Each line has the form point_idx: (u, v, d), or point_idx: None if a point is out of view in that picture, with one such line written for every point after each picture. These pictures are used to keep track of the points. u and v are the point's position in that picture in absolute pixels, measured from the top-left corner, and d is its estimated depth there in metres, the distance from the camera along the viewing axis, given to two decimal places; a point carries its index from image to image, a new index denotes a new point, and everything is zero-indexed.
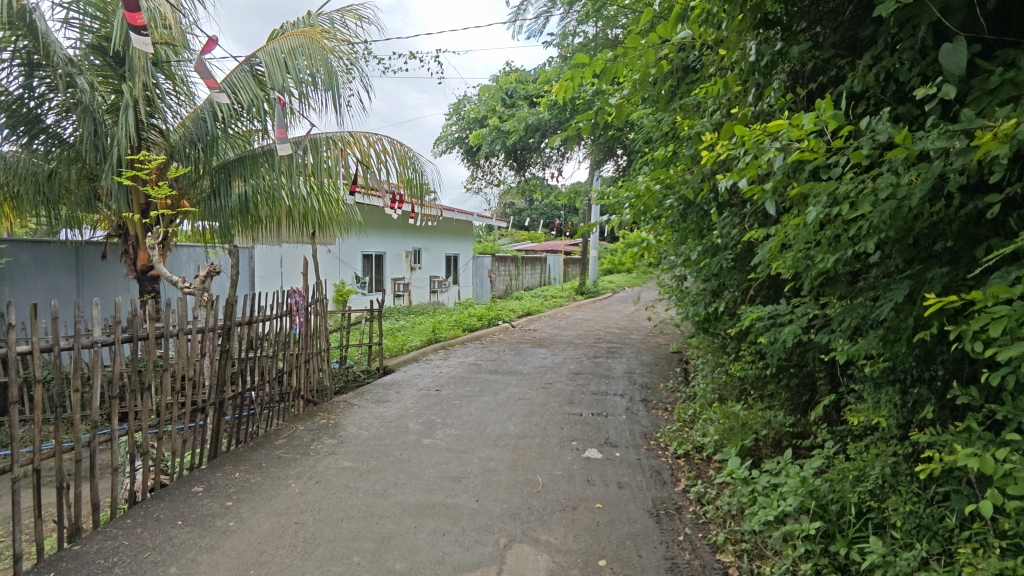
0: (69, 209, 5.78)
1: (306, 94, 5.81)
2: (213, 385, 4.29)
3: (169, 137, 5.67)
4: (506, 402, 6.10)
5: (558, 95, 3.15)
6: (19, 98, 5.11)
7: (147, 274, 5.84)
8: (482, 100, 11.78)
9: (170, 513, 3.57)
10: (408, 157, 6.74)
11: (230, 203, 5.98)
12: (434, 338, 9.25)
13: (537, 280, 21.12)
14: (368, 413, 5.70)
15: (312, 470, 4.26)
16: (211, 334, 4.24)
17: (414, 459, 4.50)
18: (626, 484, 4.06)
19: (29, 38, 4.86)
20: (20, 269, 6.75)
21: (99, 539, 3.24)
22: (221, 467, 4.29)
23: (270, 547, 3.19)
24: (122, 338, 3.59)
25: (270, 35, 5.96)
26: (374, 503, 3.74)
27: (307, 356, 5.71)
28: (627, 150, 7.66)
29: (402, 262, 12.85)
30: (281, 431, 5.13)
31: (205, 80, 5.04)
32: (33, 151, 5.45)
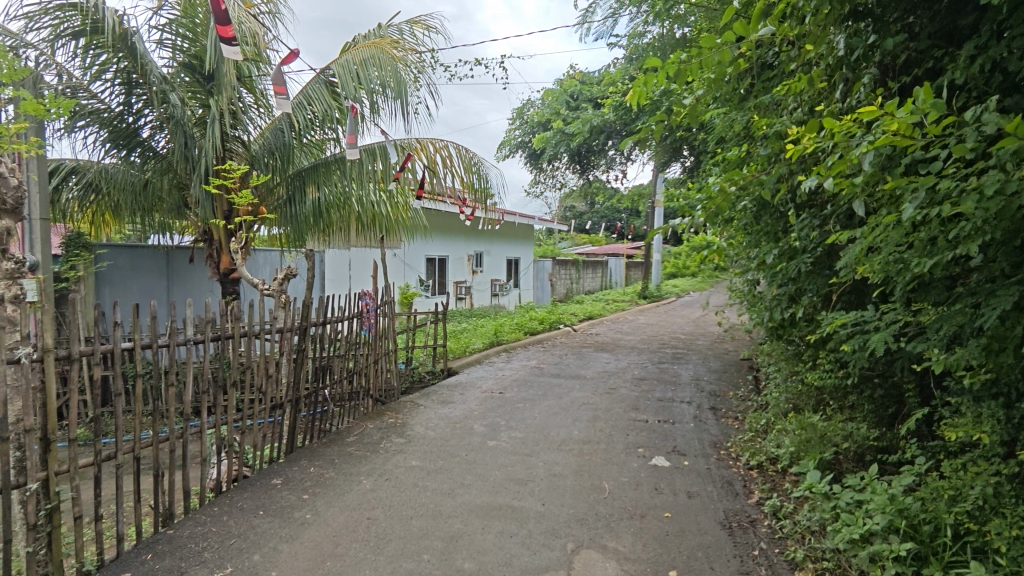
0: (161, 215, 6.24)
1: (377, 104, 6.01)
2: (290, 384, 4.49)
3: (251, 147, 5.99)
4: (570, 406, 6.07)
5: (632, 100, 3.09)
6: (120, 114, 5.50)
7: (228, 277, 6.16)
8: (546, 103, 11.81)
9: (252, 503, 3.76)
10: (473, 162, 6.87)
11: (305, 210, 6.24)
12: (496, 341, 9.32)
13: (598, 284, 20.93)
14: (434, 414, 5.81)
15: (382, 468, 4.39)
16: (289, 334, 4.45)
17: (480, 460, 4.55)
18: (696, 494, 3.95)
19: (128, 59, 5.26)
20: (120, 272, 7.35)
21: (190, 524, 3.47)
22: (297, 461, 4.50)
23: (345, 541, 3.31)
24: (211, 338, 3.80)
25: (343, 47, 6.21)
26: (442, 502, 3.81)
27: (376, 357, 5.89)
28: (696, 151, 7.47)
29: (464, 266, 13.04)
30: (352, 429, 5.31)
31: (276, 86, 5.29)
32: (131, 162, 5.88)
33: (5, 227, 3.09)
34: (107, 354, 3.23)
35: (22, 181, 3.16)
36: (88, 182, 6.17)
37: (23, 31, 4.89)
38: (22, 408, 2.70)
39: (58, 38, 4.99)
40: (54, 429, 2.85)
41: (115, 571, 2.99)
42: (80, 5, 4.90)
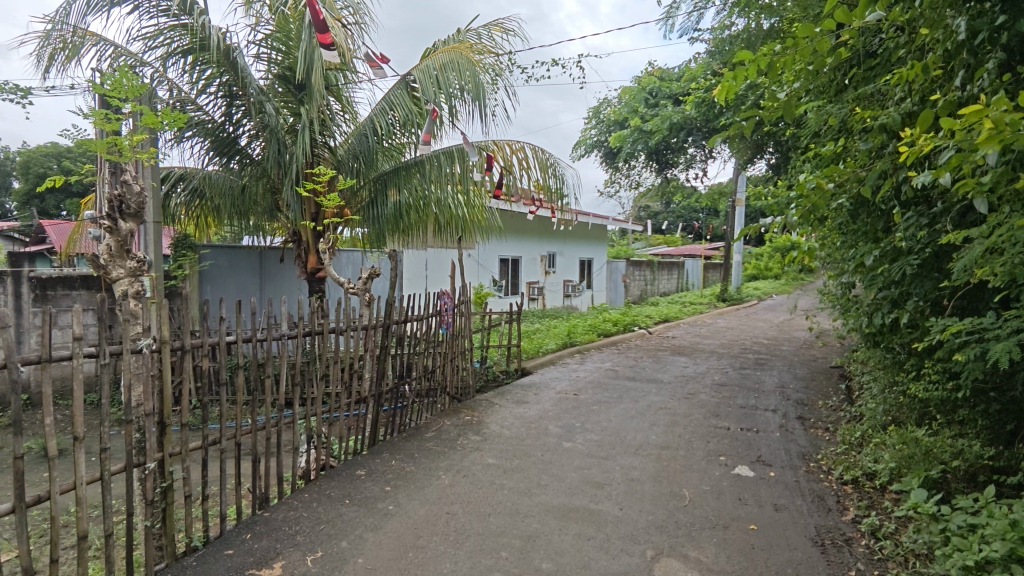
0: (255, 218, 6.67)
1: (456, 108, 6.14)
2: (373, 379, 4.66)
3: (337, 153, 6.28)
4: (647, 410, 5.95)
5: (719, 97, 2.97)
6: (221, 124, 5.92)
7: (315, 276, 6.47)
8: (623, 101, 11.64)
9: (339, 492, 3.95)
10: (550, 164, 6.87)
11: (386, 211, 6.47)
12: (570, 342, 9.29)
13: (674, 286, 20.40)
14: (509, 413, 5.86)
15: (460, 464, 4.48)
16: (373, 331, 4.63)
17: (556, 461, 4.55)
18: (784, 507, 3.76)
19: (230, 73, 5.65)
20: (219, 270, 7.95)
21: (284, 509, 3.69)
22: (379, 454, 4.67)
23: (426, 533, 3.40)
24: (303, 332, 4.00)
25: (424, 53, 6.39)
26: (519, 501, 3.83)
27: (453, 355, 6.02)
28: (784, 147, 7.12)
29: (536, 266, 13.07)
30: (430, 425, 5.45)
31: (375, 58, 5.18)
32: (230, 169, 6.32)
33: (129, 229, 3.42)
34: (214, 347, 3.48)
35: (144, 188, 3.48)
36: (193, 188, 6.70)
37: (141, 51, 5.38)
38: (143, 393, 2.97)
39: (170, 56, 5.45)
40: (169, 414, 3.10)
41: (220, 548, 3.23)
42: (190, 25, 5.33)
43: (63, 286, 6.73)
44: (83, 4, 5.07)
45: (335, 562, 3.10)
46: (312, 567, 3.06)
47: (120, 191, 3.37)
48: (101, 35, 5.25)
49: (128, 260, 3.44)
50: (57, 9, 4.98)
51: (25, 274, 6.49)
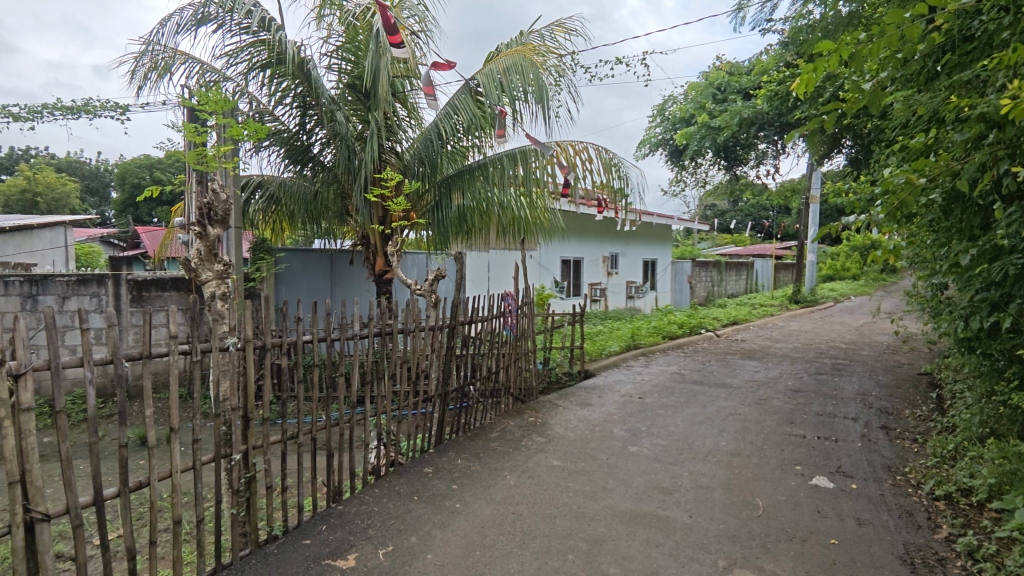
0: (326, 222, 6.93)
1: (519, 110, 6.17)
2: (439, 379, 4.75)
3: (403, 157, 6.43)
4: (716, 416, 5.76)
5: (797, 90, 2.85)
6: (295, 133, 6.21)
7: (382, 277, 6.64)
8: (689, 97, 11.33)
9: (408, 488, 4.05)
10: (613, 163, 6.79)
11: (450, 214, 6.58)
12: (633, 344, 9.14)
13: (743, 287, 19.67)
14: (573, 415, 5.83)
15: (524, 465, 4.50)
16: (439, 331, 4.73)
17: (621, 465, 4.48)
18: (867, 522, 3.55)
19: (304, 84, 5.92)
20: (293, 272, 8.33)
21: (356, 502, 3.82)
22: (446, 453, 4.77)
23: (492, 533, 3.44)
24: (374, 331, 4.12)
25: (487, 57, 6.46)
26: (585, 504, 3.81)
27: (516, 356, 6.05)
28: (866, 140, 6.71)
29: (599, 267, 12.93)
30: (494, 425, 5.50)
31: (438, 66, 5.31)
32: (303, 175, 6.60)
33: (216, 234, 3.65)
34: (291, 345, 3.65)
35: (229, 195, 3.71)
36: (269, 195, 6.98)
37: (224, 67, 5.73)
38: (229, 388, 3.16)
39: (251, 70, 5.78)
40: (252, 408, 3.28)
41: (299, 537, 3.40)
42: (268, 40, 5.63)
43: (156, 287, 7.22)
44: (173, 26, 5.45)
45: (405, 557, 3.19)
46: (384, 560, 3.16)
47: (208, 199, 3.62)
48: (189, 53, 5.63)
49: (216, 263, 3.65)
50: (151, 31, 5.38)
51: (124, 277, 7.04)
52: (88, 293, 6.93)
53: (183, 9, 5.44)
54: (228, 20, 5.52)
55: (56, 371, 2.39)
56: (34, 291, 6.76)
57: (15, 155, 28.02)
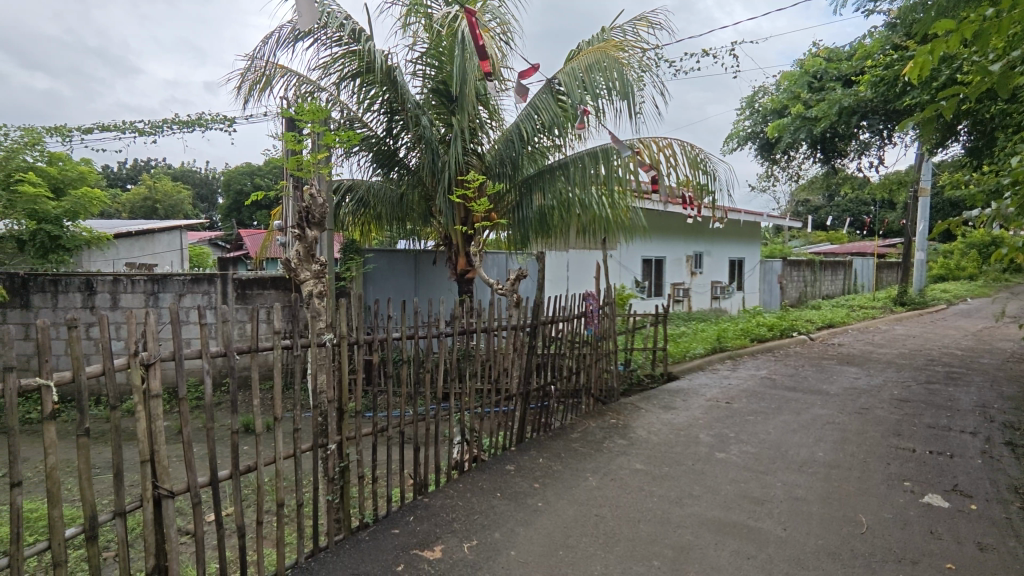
0: (411, 223, 7.15)
1: (602, 108, 6.10)
2: (521, 378, 4.79)
3: (485, 159, 6.52)
4: (812, 424, 5.43)
5: (910, 75, 2.64)
6: (383, 138, 6.47)
7: (464, 277, 6.74)
8: (782, 87, 10.72)
9: (491, 485, 4.11)
10: (699, 159, 6.57)
11: (531, 214, 6.61)
12: (719, 347, 8.78)
13: (840, 288, 18.42)
14: (656, 418, 5.70)
15: (607, 467, 4.44)
16: (521, 330, 4.77)
17: (709, 472, 4.33)
18: (990, 547, 3.22)
19: (390, 91, 6.15)
20: (380, 272, 8.66)
21: (441, 496, 3.93)
22: (527, 451, 4.80)
23: (576, 533, 3.43)
24: (460, 330, 4.20)
25: (569, 55, 6.43)
26: (670, 510, 3.71)
27: (597, 357, 5.98)
28: (988, 127, 6.05)
29: (682, 267, 12.53)
30: (575, 426, 5.48)
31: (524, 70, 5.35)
32: (390, 179, 6.85)
33: (314, 236, 3.87)
34: (381, 341, 3.79)
35: (326, 199, 3.92)
36: (358, 199, 7.26)
37: (319, 78, 6.07)
38: (326, 381, 3.34)
39: (342, 80, 6.08)
40: (346, 401, 3.46)
41: (388, 526, 3.54)
42: (358, 51, 5.90)
43: (258, 286, 7.75)
44: (274, 42, 5.84)
45: (489, 552, 3.24)
46: (468, 554, 3.22)
47: (306, 204, 3.85)
48: (288, 67, 6.00)
49: (314, 263, 3.87)
50: (256, 48, 5.80)
51: (231, 276, 7.63)
52: (201, 291, 7.57)
53: (283, 26, 5.81)
54: (322, 34, 5.83)
55: (180, 361, 2.62)
56: (156, 289, 7.47)
57: (139, 166, 31.10)
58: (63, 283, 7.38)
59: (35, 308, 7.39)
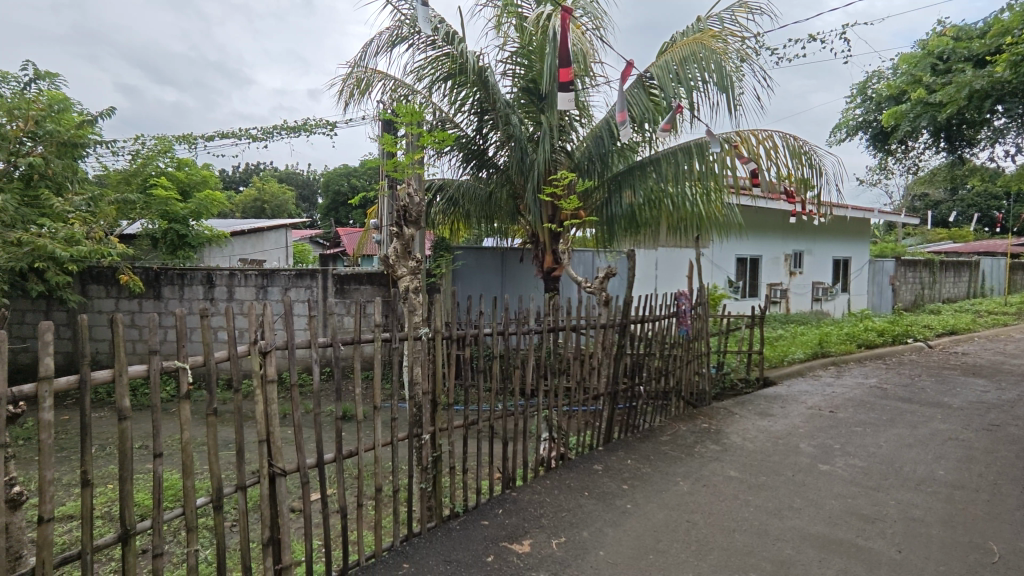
0: (500, 221, 7.26)
1: (698, 102, 5.89)
2: (609, 377, 4.74)
3: (574, 156, 6.46)
4: (930, 439, 4.96)
5: None
6: (473, 138, 6.60)
7: (551, 275, 6.70)
8: (900, 71, 9.83)
9: (579, 483, 4.10)
10: (803, 152, 6.19)
11: (620, 211, 6.49)
12: (821, 352, 8.21)
13: (963, 291, 16.67)
14: (752, 424, 5.43)
15: (699, 472, 4.30)
16: (611, 329, 4.71)
17: (811, 484, 4.08)
18: None
19: (481, 91, 6.27)
20: (468, 269, 8.86)
21: (529, 491, 3.97)
22: (615, 452, 4.74)
23: (666, 538, 3.35)
24: (549, 328, 4.21)
25: (662, 48, 6.25)
26: (769, 522, 3.53)
27: (689, 359, 5.80)
28: None
29: (779, 267, 11.85)
30: (664, 428, 5.34)
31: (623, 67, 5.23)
32: (480, 178, 6.95)
33: (410, 233, 4.03)
34: (473, 337, 3.85)
35: (421, 198, 4.07)
36: (449, 198, 7.40)
37: (414, 82, 6.30)
38: (421, 373, 3.47)
39: (435, 83, 6.28)
40: (439, 394, 3.57)
41: (478, 518, 3.61)
42: (451, 54, 6.08)
43: (355, 281, 8.16)
44: (374, 49, 6.13)
45: (578, 550, 3.24)
46: (557, 550, 3.24)
47: (404, 203, 4.01)
48: (385, 72, 6.28)
49: (410, 260, 4.02)
50: (357, 56, 6.12)
51: (331, 272, 8.09)
52: (304, 285, 8.08)
53: (381, 34, 6.08)
54: (417, 39, 6.04)
55: (293, 350, 2.82)
56: (265, 283, 8.07)
57: (250, 170, 33.76)
58: (188, 277, 8.17)
59: (165, 299, 8.23)
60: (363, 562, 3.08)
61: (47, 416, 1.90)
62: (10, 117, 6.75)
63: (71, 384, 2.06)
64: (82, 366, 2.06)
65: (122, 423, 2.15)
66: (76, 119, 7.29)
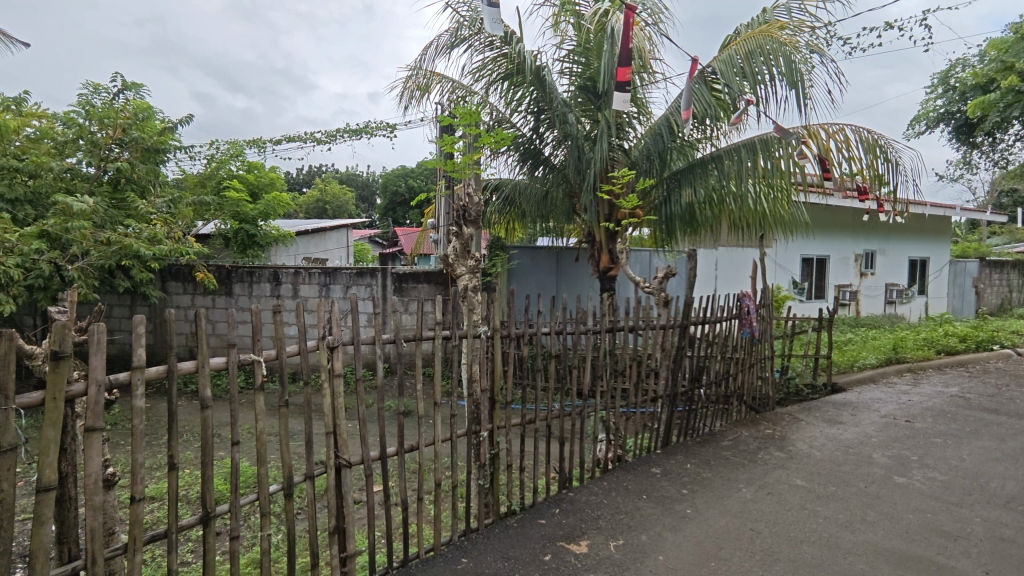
0: (555, 220, 7.24)
1: (764, 97, 5.68)
2: (667, 379, 4.64)
3: (631, 154, 6.33)
4: (1021, 454, 4.61)
5: None
6: (530, 138, 6.60)
7: (608, 275, 6.63)
8: (988, 58, 9.18)
9: (637, 486, 4.05)
10: (877, 146, 5.87)
11: (679, 211, 6.34)
12: (896, 358, 7.77)
13: None
14: (819, 432, 5.20)
15: (763, 479, 4.15)
16: (670, 330, 4.62)
17: (886, 497, 3.86)
18: None
19: (537, 91, 6.28)
20: (523, 268, 8.89)
21: (586, 492, 3.94)
22: (674, 455, 4.64)
23: (728, 545, 3.26)
24: (606, 328, 4.16)
25: (725, 42, 6.07)
26: (840, 534, 3.37)
27: (751, 362, 5.61)
28: None
29: (849, 267, 11.27)
30: (725, 433, 5.19)
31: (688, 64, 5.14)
32: (535, 177, 6.92)
33: (469, 233, 4.08)
34: (529, 337, 3.85)
35: (480, 197, 4.11)
36: (505, 197, 7.44)
37: (471, 83, 6.38)
38: (479, 371, 3.51)
39: (492, 84, 6.33)
40: (497, 391, 3.59)
41: (534, 516, 3.62)
42: (509, 54, 6.12)
43: (413, 279, 8.33)
44: (433, 52, 6.24)
45: (636, 553, 3.20)
46: (615, 553, 3.20)
47: (464, 203, 4.08)
48: (444, 74, 6.38)
49: (469, 259, 4.07)
50: (416, 59, 6.25)
51: (390, 270, 8.28)
52: (365, 283, 8.30)
53: (440, 36, 6.18)
54: (475, 40, 6.11)
55: (358, 345, 2.91)
56: (328, 281, 8.36)
57: (313, 172, 35.08)
58: (257, 275, 8.57)
59: (236, 296, 8.68)
60: (423, 555, 3.14)
61: (139, 403, 2.04)
62: (101, 126, 7.27)
63: (161, 373, 2.21)
64: (170, 357, 2.20)
65: (204, 412, 2.28)
66: (159, 126, 7.72)
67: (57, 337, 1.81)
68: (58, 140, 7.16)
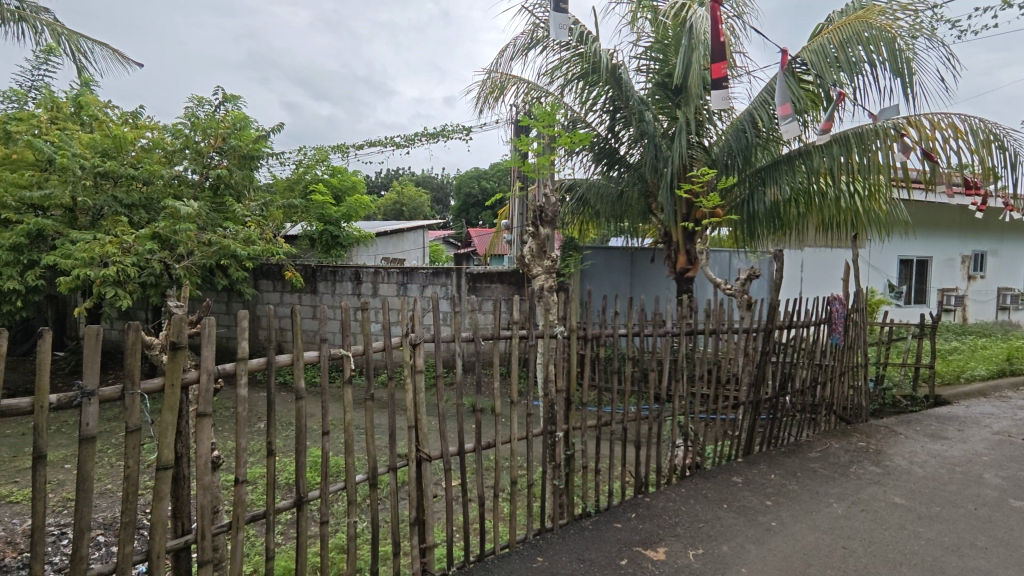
0: (631, 220, 7.14)
1: (859, 88, 5.35)
2: (750, 385, 4.45)
3: (711, 151, 6.10)
4: None
5: None
6: (606, 137, 6.53)
7: (685, 275, 6.46)
8: None
9: (717, 494, 3.91)
10: (992, 136, 5.36)
11: (763, 209, 6.06)
12: (1010, 370, 7.07)
13: None
14: (920, 447, 4.82)
15: (856, 495, 3.90)
16: (753, 334, 4.43)
17: (999, 521, 3.52)
18: None
19: (613, 90, 6.19)
20: (597, 269, 8.81)
21: (663, 498, 3.86)
22: (757, 465, 4.45)
23: (818, 563, 3.08)
24: (686, 331, 4.04)
25: (815, 32, 5.75)
26: (945, 559, 3.11)
27: (842, 370, 5.28)
28: None
29: (955, 270, 10.36)
30: (813, 444, 4.92)
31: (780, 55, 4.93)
32: (610, 177, 6.86)
33: (545, 233, 4.10)
34: (606, 339, 3.80)
35: (556, 197, 4.12)
36: (579, 197, 7.38)
37: (547, 84, 6.40)
38: (556, 372, 3.52)
39: (568, 83, 6.30)
40: (573, 392, 3.58)
41: (609, 519, 3.58)
42: (584, 53, 6.08)
43: (487, 279, 8.44)
44: (510, 54, 6.30)
45: (718, 564, 3.09)
46: (694, 562, 3.11)
47: (541, 203, 4.10)
48: (520, 76, 6.43)
49: (545, 259, 4.07)
50: (493, 62, 6.35)
51: (464, 270, 8.43)
52: (441, 283, 8.50)
53: (517, 39, 6.24)
54: (551, 41, 6.12)
55: (439, 342, 2.99)
56: (406, 280, 8.62)
57: (391, 175, 36.34)
58: (340, 274, 8.98)
59: (321, 293, 9.14)
60: (499, 551, 3.18)
61: (243, 392, 2.20)
62: (204, 136, 7.91)
63: (262, 364, 2.37)
64: (270, 350, 2.36)
65: (299, 403, 2.43)
66: (254, 135, 8.21)
67: (175, 330, 1.98)
68: (168, 149, 7.84)
